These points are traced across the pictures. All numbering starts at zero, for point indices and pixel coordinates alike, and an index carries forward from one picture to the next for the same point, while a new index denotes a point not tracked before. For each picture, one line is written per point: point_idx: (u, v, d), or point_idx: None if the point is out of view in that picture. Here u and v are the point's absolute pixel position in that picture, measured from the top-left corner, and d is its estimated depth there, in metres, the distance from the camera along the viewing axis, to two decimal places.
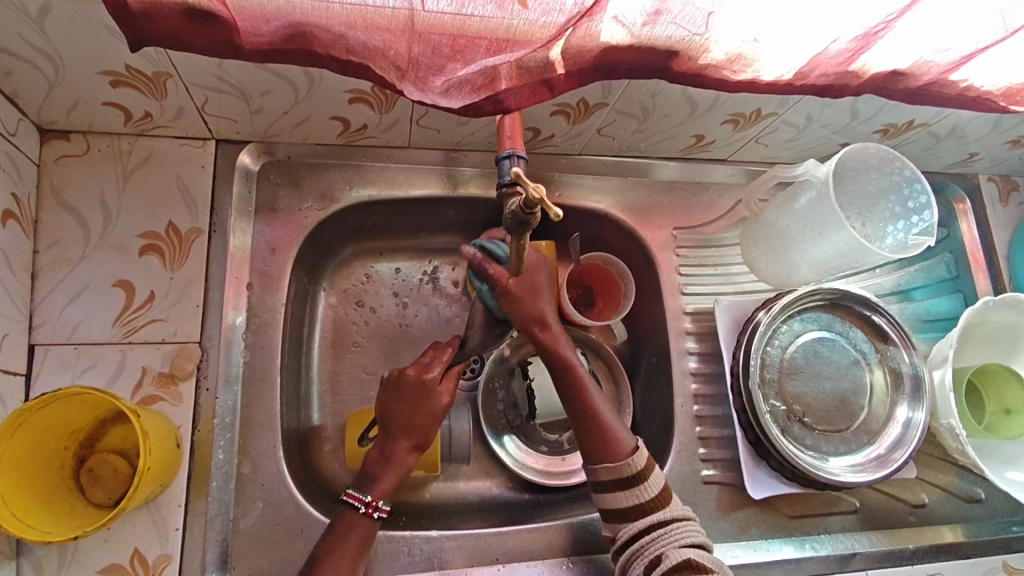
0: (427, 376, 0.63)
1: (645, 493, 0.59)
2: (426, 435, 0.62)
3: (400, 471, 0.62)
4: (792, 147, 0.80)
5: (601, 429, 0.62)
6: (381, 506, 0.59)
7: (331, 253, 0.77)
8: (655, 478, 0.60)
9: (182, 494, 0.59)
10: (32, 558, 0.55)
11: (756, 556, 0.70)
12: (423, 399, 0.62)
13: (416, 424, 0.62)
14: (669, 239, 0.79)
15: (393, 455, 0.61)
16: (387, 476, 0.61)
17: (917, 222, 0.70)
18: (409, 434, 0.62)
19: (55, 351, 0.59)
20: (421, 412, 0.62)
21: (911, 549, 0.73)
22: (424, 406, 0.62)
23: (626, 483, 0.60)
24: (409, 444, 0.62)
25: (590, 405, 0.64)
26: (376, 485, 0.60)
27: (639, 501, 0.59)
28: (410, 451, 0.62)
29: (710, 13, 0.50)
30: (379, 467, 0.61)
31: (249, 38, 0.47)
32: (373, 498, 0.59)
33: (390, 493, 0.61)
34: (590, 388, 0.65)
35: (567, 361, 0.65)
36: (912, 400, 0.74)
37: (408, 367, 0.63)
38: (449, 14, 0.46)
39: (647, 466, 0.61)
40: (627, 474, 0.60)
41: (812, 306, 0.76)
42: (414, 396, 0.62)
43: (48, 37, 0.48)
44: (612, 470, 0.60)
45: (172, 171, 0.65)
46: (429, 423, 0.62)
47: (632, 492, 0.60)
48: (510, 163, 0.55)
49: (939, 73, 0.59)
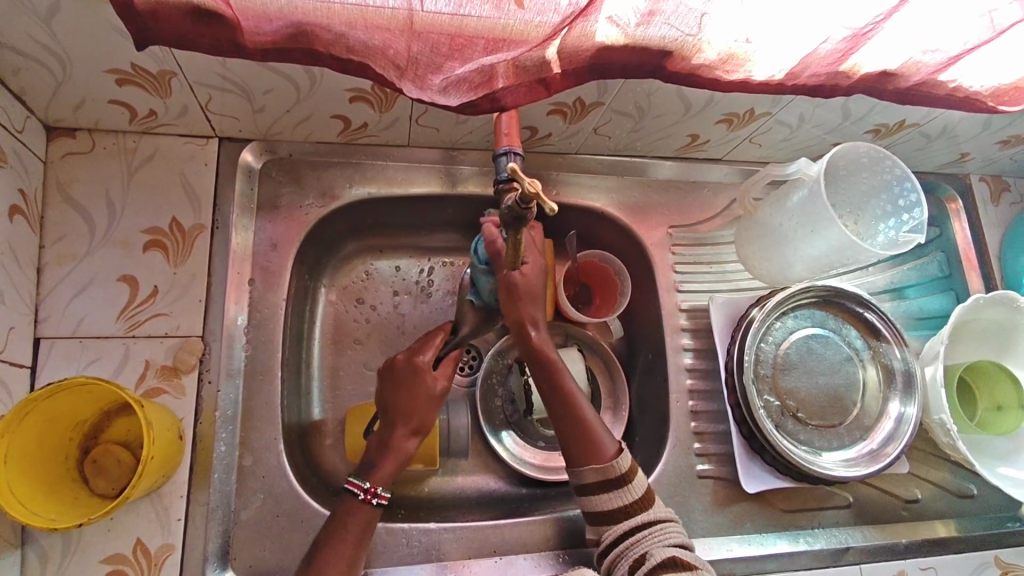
0: (418, 360, 0.65)
1: (631, 495, 0.60)
2: (423, 421, 0.63)
3: (400, 457, 0.62)
4: (785, 147, 0.81)
5: (585, 430, 0.63)
6: (380, 493, 0.60)
7: (332, 250, 0.78)
8: (638, 481, 0.61)
9: (184, 486, 0.60)
10: (37, 548, 0.56)
11: (750, 549, 0.70)
12: (417, 384, 0.64)
13: (414, 410, 0.63)
14: (665, 238, 0.80)
15: (392, 442, 0.62)
16: (386, 464, 0.61)
17: (906, 220, 0.72)
18: (407, 419, 0.63)
19: (60, 344, 0.60)
20: (417, 397, 0.63)
21: (904, 544, 0.74)
22: (417, 391, 0.63)
23: (613, 483, 0.60)
24: (407, 429, 0.63)
25: (575, 410, 0.64)
26: (374, 473, 0.61)
27: (624, 503, 0.60)
28: (409, 436, 0.63)
29: (703, 13, 0.51)
30: (377, 454, 0.62)
31: (252, 38, 0.48)
32: (371, 484, 0.60)
33: (390, 479, 0.61)
34: (574, 391, 0.65)
35: (552, 364, 0.66)
36: (904, 396, 0.75)
37: (399, 353, 0.65)
38: (447, 14, 0.47)
39: (632, 468, 0.61)
40: (613, 475, 0.60)
41: (805, 304, 0.77)
42: (407, 380, 0.64)
43: (57, 37, 0.50)
44: (596, 472, 0.61)
45: (175, 168, 0.67)
46: (425, 408, 0.63)
47: (617, 493, 0.60)
48: (507, 160, 0.57)
49: (928, 73, 0.61)
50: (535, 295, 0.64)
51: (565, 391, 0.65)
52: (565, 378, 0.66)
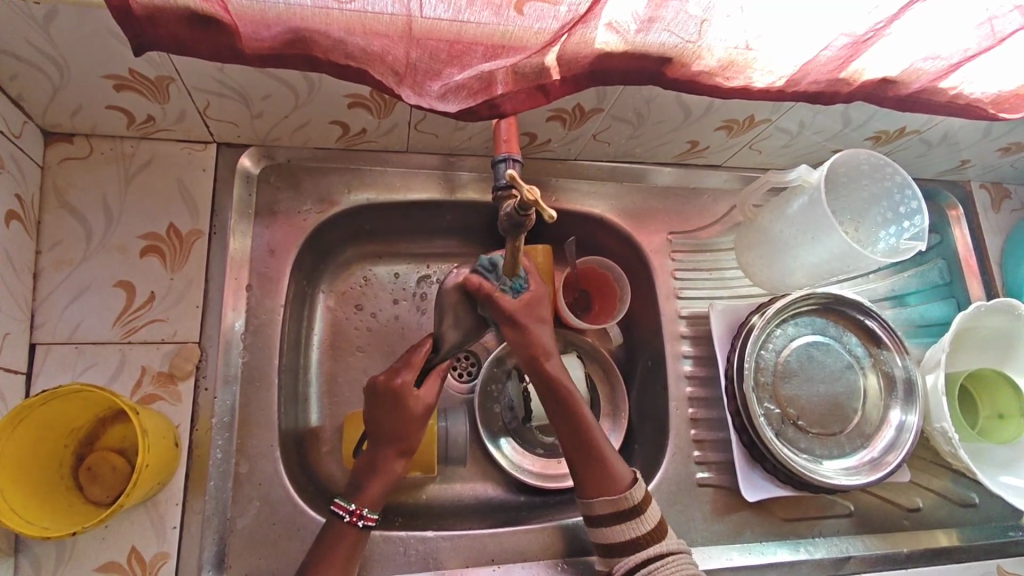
0: (398, 382, 0.61)
1: (642, 527, 0.59)
2: (410, 442, 0.62)
3: (387, 480, 0.61)
4: (785, 153, 0.81)
5: (599, 459, 0.62)
6: (366, 515, 0.59)
7: (331, 256, 0.78)
8: (652, 510, 0.60)
9: (180, 493, 0.60)
10: (31, 555, 0.55)
11: (751, 558, 0.70)
12: (400, 405, 0.61)
13: (402, 430, 0.61)
14: (664, 244, 0.80)
15: (381, 465, 0.61)
16: (373, 485, 0.60)
17: (907, 227, 0.71)
18: (393, 440, 0.61)
19: (55, 350, 0.60)
20: (402, 418, 0.61)
21: (905, 553, 0.73)
22: (401, 411, 0.61)
23: (625, 515, 0.59)
24: (395, 450, 0.61)
25: (589, 439, 0.62)
26: (361, 494, 0.60)
27: (635, 535, 0.59)
28: (396, 457, 0.62)
29: (703, 20, 0.51)
30: (366, 476, 0.61)
31: (249, 43, 0.47)
32: (358, 507, 0.59)
33: (377, 501, 0.60)
34: (589, 418, 0.64)
35: (569, 394, 0.63)
36: (905, 404, 0.75)
37: (379, 375, 0.62)
38: (446, 21, 0.47)
39: (645, 499, 0.60)
40: (626, 506, 0.59)
41: (806, 311, 0.77)
42: (390, 403, 0.61)
43: (54, 42, 0.49)
44: (608, 504, 0.60)
45: (173, 173, 0.66)
46: (411, 429, 0.61)
47: (631, 524, 0.59)
48: (506, 167, 0.55)
49: (929, 80, 0.61)
50: (538, 320, 0.63)
51: (580, 419, 0.63)
52: (579, 405, 0.64)
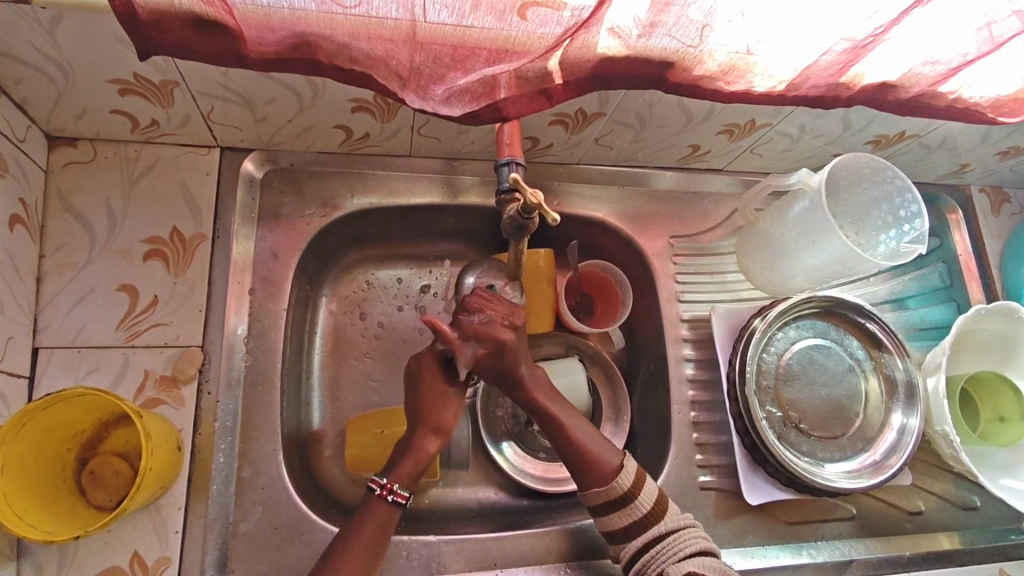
0: (427, 359, 0.64)
1: (639, 510, 0.60)
2: (438, 418, 0.62)
3: (420, 458, 0.62)
4: (785, 158, 0.81)
5: (584, 454, 0.62)
6: (397, 491, 0.59)
7: (333, 260, 0.78)
8: (646, 494, 0.60)
9: (182, 497, 0.60)
10: (33, 560, 0.55)
11: (753, 562, 0.70)
12: (428, 381, 0.63)
13: (427, 407, 0.62)
14: (666, 248, 0.80)
15: (412, 443, 0.62)
16: (405, 462, 0.61)
17: (907, 230, 0.72)
18: (423, 417, 0.62)
19: (58, 354, 0.60)
20: (430, 394, 0.63)
21: (907, 557, 0.73)
22: (428, 389, 0.63)
23: (618, 504, 0.60)
24: (425, 428, 0.62)
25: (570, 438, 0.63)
26: (394, 470, 0.61)
27: (634, 519, 0.60)
28: (428, 435, 0.62)
29: (704, 25, 0.51)
30: (399, 454, 0.62)
31: (254, 47, 0.48)
32: (389, 481, 0.60)
33: (409, 478, 0.61)
34: (569, 421, 0.64)
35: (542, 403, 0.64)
36: (907, 407, 0.75)
37: (411, 359, 0.65)
38: (450, 25, 0.48)
39: (636, 483, 0.61)
40: (616, 496, 0.60)
41: (807, 314, 0.77)
42: (419, 381, 0.63)
43: (59, 47, 0.50)
44: (600, 495, 0.61)
45: (177, 177, 0.67)
46: (436, 405, 0.63)
47: (624, 513, 0.60)
48: (509, 170, 0.57)
49: (928, 84, 0.61)
50: (493, 367, 0.62)
51: (560, 424, 0.63)
52: (560, 416, 0.64)
